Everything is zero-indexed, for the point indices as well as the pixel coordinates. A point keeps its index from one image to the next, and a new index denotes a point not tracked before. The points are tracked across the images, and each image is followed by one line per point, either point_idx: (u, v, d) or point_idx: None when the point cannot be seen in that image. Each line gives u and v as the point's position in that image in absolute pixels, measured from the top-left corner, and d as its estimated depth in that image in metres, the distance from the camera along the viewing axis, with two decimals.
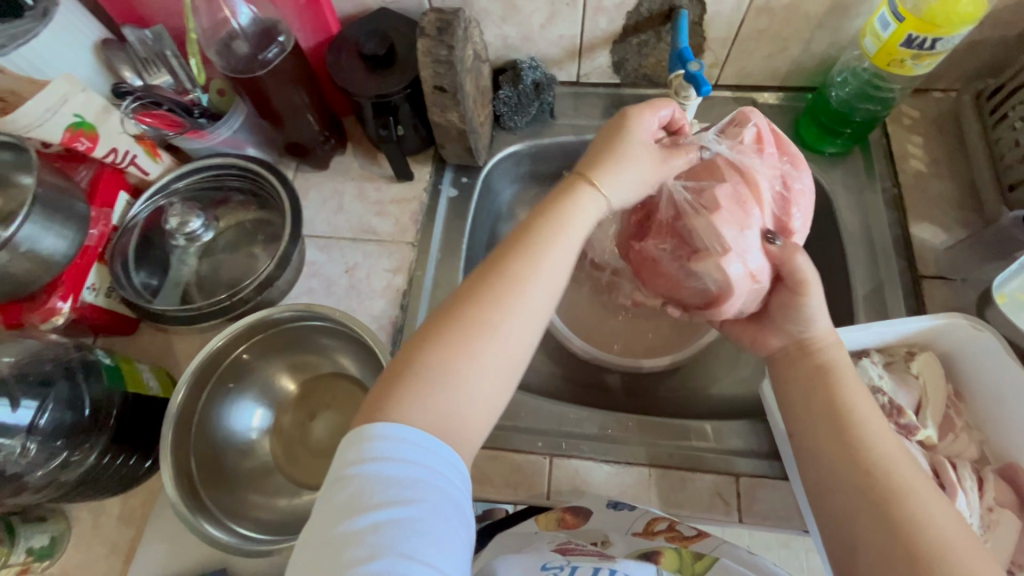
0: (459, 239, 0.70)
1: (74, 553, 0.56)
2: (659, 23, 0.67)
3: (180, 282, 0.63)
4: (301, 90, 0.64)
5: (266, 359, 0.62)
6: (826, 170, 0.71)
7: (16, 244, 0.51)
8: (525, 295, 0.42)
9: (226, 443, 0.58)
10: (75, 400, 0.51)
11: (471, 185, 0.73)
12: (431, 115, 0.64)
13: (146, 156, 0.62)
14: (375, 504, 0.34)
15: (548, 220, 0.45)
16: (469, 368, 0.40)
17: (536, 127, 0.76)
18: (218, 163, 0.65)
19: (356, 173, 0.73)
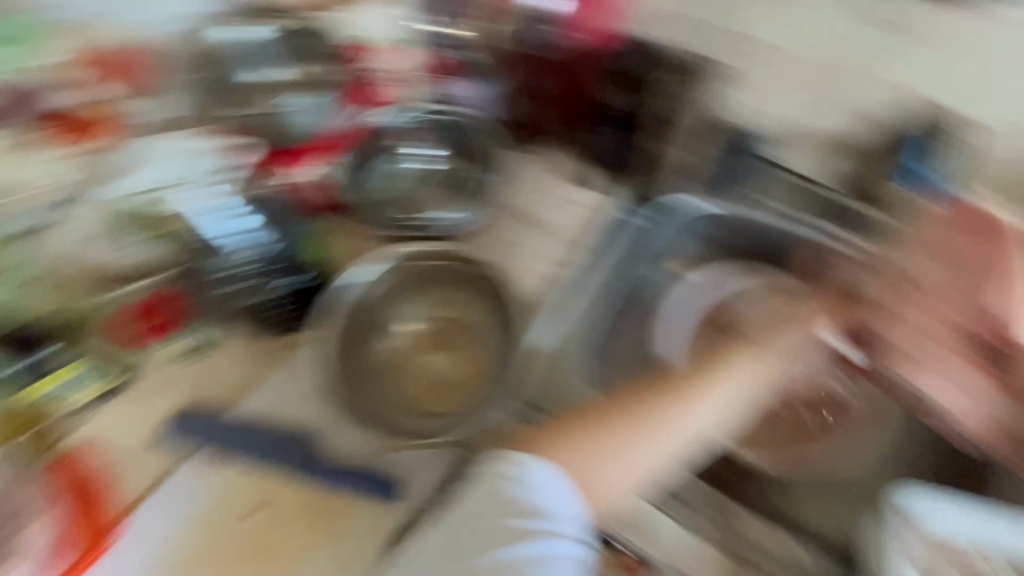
0: (626, 257, 0.67)
1: (216, 359, 0.66)
2: (915, 142, 0.67)
3: (379, 194, 0.71)
4: (552, 79, 0.74)
5: (431, 287, 0.69)
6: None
7: (290, 107, 0.70)
8: (680, 429, 0.59)
9: (371, 334, 0.67)
10: (284, 238, 0.67)
11: (664, 210, 0.68)
12: (653, 143, 0.73)
13: (408, 89, 0.74)
14: (511, 517, 0.55)
15: (712, 385, 0.61)
16: (622, 453, 0.58)
17: (754, 184, 0.70)
18: (459, 116, 0.73)
19: (553, 164, 0.74)
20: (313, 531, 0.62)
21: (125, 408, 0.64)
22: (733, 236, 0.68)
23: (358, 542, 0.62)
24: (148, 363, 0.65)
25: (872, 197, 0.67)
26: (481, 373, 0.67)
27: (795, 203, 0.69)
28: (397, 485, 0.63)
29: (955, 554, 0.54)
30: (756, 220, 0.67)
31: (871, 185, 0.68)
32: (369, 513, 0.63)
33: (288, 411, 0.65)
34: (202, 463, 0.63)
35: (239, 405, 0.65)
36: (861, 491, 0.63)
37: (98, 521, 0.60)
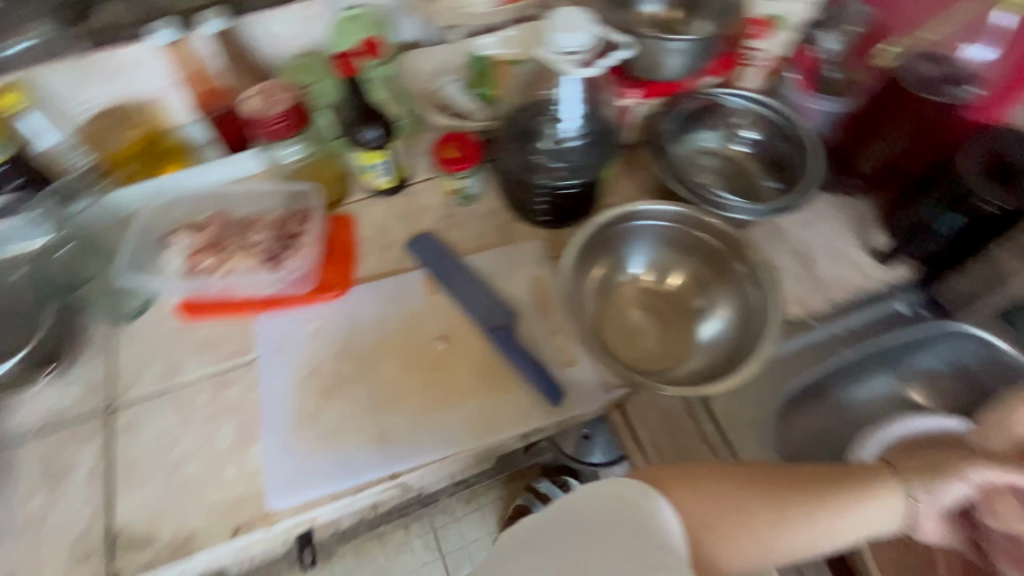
0: (870, 336, 0.73)
1: (479, 212, 0.80)
2: None
3: (683, 151, 0.80)
4: (904, 132, 0.71)
5: (687, 255, 0.70)
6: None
7: (666, 47, 0.70)
8: (841, 519, 0.44)
9: (604, 262, 0.70)
10: (590, 153, 0.71)
11: (922, 319, 0.74)
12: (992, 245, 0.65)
13: (757, 72, 0.80)
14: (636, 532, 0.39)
15: (871, 489, 0.45)
16: (760, 523, 0.44)
17: None
18: (795, 122, 0.76)
19: (846, 219, 0.79)
20: (473, 384, 0.67)
21: (412, 210, 0.82)
22: None
23: (502, 416, 0.65)
24: (432, 191, 0.82)
25: None
26: (678, 355, 0.68)
27: None
28: (562, 391, 0.65)
29: None
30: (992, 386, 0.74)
31: None
32: (524, 398, 0.66)
33: (509, 273, 0.75)
34: (429, 278, 0.75)
35: (469, 256, 0.77)
36: None
37: (348, 275, 0.75)
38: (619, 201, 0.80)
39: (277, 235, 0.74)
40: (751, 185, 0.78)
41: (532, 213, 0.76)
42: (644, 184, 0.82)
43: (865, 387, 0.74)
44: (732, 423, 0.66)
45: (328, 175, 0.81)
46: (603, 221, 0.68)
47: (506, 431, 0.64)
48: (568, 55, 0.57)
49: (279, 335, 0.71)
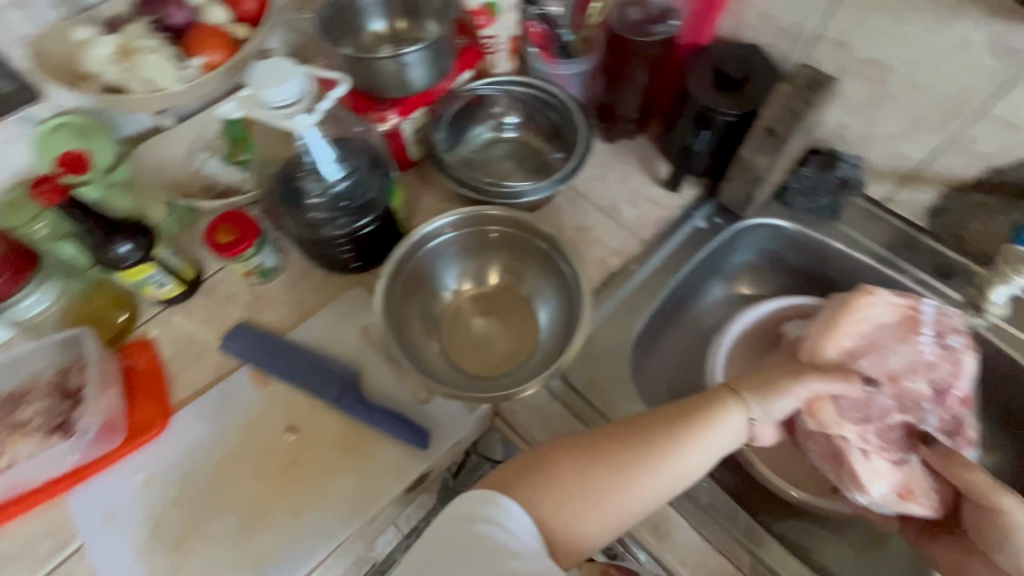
0: (685, 259, 0.79)
1: (289, 282, 0.75)
2: (1014, 196, 0.67)
3: (463, 155, 0.82)
4: (645, 71, 0.77)
5: (498, 249, 0.71)
6: (993, 432, 0.75)
7: (401, 61, 0.68)
8: (685, 457, 0.51)
9: (423, 287, 0.69)
10: (365, 186, 0.67)
11: (721, 228, 0.81)
12: (742, 149, 0.72)
13: (505, 53, 0.79)
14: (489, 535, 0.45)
15: (702, 422, 0.53)
16: (617, 483, 0.49)
17: (812, 218, 0.82)
18: (550, 91, 0.79)
19: (632, 162, 0.85)
20: (337, 462, 0.63)
21: (215, 305, 0.74)
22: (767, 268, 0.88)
23: (377, 481, 0.62)
24: (230, 278, 0.75)
25: (919, 250, 0.78)
26: (521, 343, 0.69)
27: (849, 242, 0.80)
28: (427, 431, 0.64)
29: None
30: (797, 260, 0.85)
31: (919, 242, 0.79)
32: (393, 453, 0.63)
33: (340, 332, 0.71)
34: (257, 371, 0.69)
35: (292, 331, 0.72)
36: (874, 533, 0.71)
37: (164, 403, 0.67)
38: (426, 219, 0.79)
39: (60, 397, 0.64)
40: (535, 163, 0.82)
41: (341, 263, 0.72)
42: (445, 194, 0.81)
43: (709, 298, 0.86)
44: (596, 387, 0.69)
45: (105, 305, 0.72)
46: (402, 250, 0.65)
47: (386, 494, 0.61)
48: (292, 112, 0.54)
49: (104, 503, 0.61)
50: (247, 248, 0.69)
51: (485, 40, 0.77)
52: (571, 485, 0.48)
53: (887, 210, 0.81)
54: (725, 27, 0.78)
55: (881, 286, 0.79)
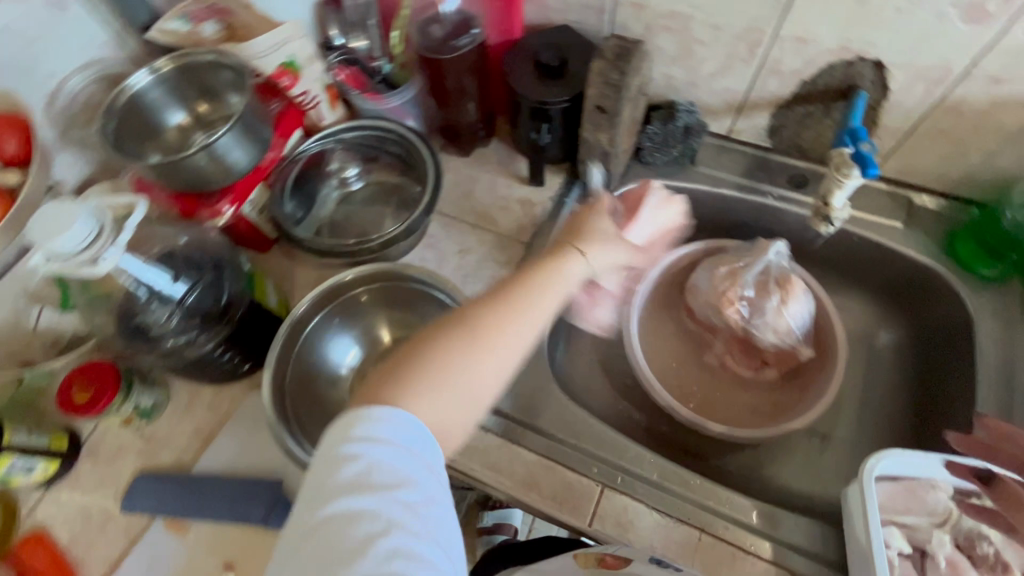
0: None
1: (178, 413, 0.69)
2: (832, 98, 0.71)
3: (318, 219, 0.78)
4: (472, 79, 0.76)
5: (375, 307, 0.69)
6: (889, 308, 0.81)
7: (213, 149, 0.62)
8: (537, 308, 0.50)
9: (316, 376, 0.65)
10: (216, 289, 0.62)
11: (595, 206, 0.82)
12: (583, 131, 0.72)
13: (326, 103, 0.75)
14: (368, 473, 0.39)
15: (545, 274, 0.52)
16: (479, 351, 0.46)
17: (673, 168, 0.84)
18: (383, 127, 0.77)
19: (492, 168, 0.84)
20: None
21: (102, 469, 0.66)
22: None
23: None
24: (110, 433, 0.68)
25: (773, 168, 0.82)
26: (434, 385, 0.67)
27: (712, 180, 0.83)
28: None
29: (937, 505, 0.53)
30: None
31: (771, 161, 0.83)
32: None
33: (251, 446, 0.66)
34: (172, 521, 0.63)
35: (198, 463, 0.66)
36: (815, 437, 0.77)
37: None
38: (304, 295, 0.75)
39: None
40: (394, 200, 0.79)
41: (229, 371, 0.67)
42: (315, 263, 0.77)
43: None
44: (525, 404, 0.68)
45: None
46: (277, 350, 0.62)
47: None
48: (96, 257, 0.50)
49: None
50: (109, 401, 0.63)
51: (298, 96, 0.73)
52: (432, 367, 0.44)
53: (735, 140, 0.84)
54: (532, 14, 0.78)
55: (752, 213, 0.83)
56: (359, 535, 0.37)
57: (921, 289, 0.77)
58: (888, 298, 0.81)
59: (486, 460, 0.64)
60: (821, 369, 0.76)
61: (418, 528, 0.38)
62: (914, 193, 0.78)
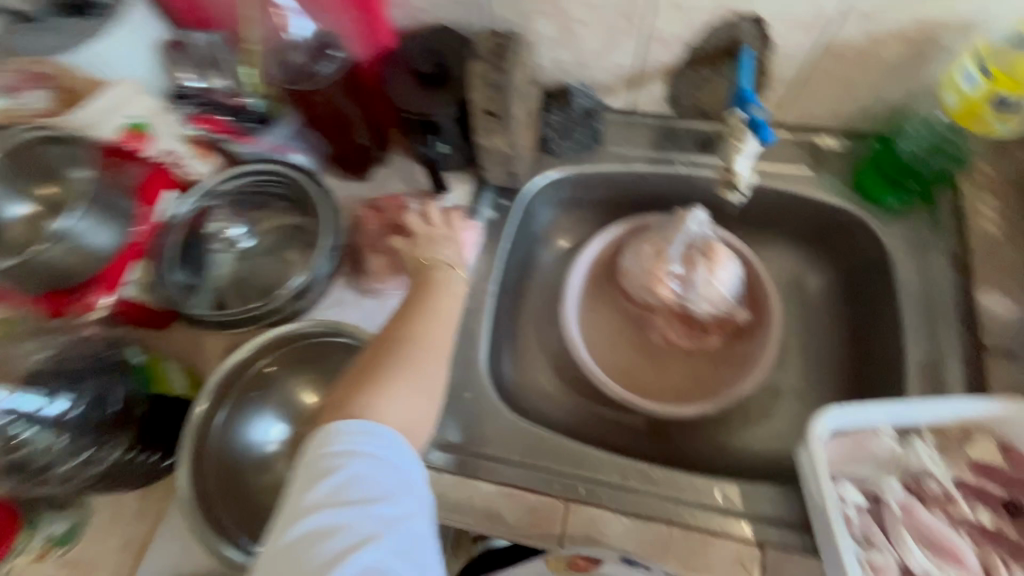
0: (495, 257, 0.76)
1: (99, 531, 0.62)
2: (720, 59, 0.70)
3: (214, 285, 0.69)
4: (351, 102, 0.70)
5: (290, 371, 0.63)
6: (814, 252, 0.82)
7: (68, 236, 0.56)
8: (444, 303, 0.57)
9: (242, 462, 0.60)
10: (103, 396, 0.56)
11: (510, 208, 0.78)
12: (478, 137, 0.68)
13: (194, 156, 0.69)
14: (346, 493, 0.41)
15: (440, 273, 0.60)
16: (406, 355, 0.51)
17: (582, 152, 0.81)
18: (262, 168, 0.71)
19: (396, 188, 0.78)
20: None
21: None
22: (574, 212, 0.88)
23: None
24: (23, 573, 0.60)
25: (679, 135, 0.81)
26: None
27: (622, 159, 0.81)
28: None
29: (883, 451, 0.54)
30: (595, 194, 0.85)
31: (676, 128, 0.81)
32: None
33: (188, 550, 0.60)
34: None
35: None
36: (767, 394, 0.79)
37: None
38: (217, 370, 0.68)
39: None
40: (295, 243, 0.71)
41: (148, 472, 0.61)
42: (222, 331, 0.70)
43: (539, 273, 0.87)
44: (477, 432, 0.66)
45: None
46: (189, 452, 0.57)
47: None
48: None
49: None
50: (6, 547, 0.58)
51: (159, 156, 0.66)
52: (383, 375, 0.49)
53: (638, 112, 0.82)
54: (400, 18, 0.72)
55: (667, 184, 0.81)
56: (331, 546, 0.40)
57: (839, 229, 0.78)
58: (811, 241, 0.82)
59: (447, 504, 0.61)
60: (763, 325, 0.77)
61: (392, 541, 0.41)
62: (818, 134, 0.77)
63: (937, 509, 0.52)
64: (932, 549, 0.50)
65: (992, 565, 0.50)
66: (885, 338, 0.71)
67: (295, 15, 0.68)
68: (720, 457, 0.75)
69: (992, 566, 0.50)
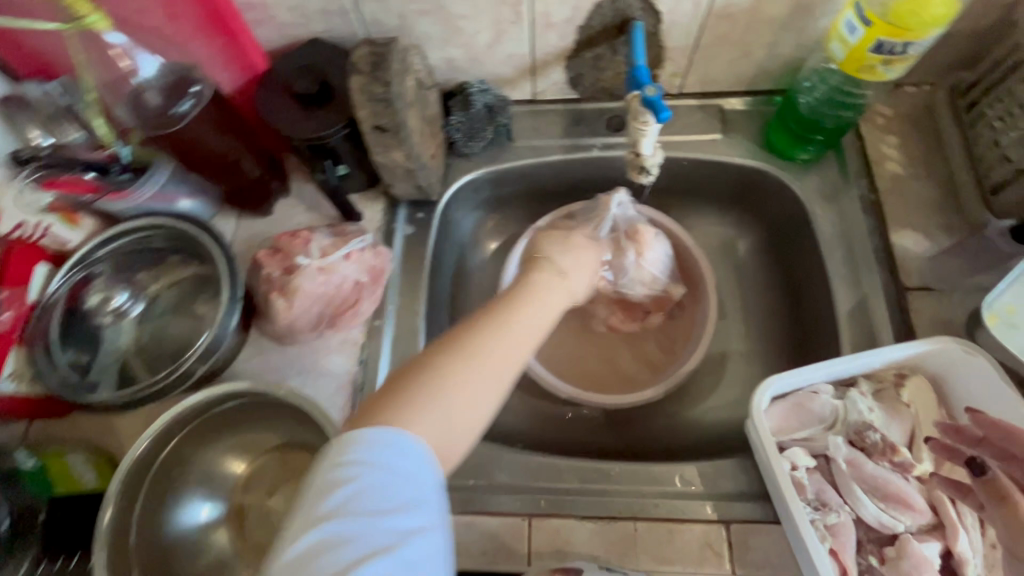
0: (420, 275, 0.72)
1: None
2: (613, 36, 0.68)
3: (112, 359, 0.64)
4: (232, 137, 0.64)
5: (210, 442, 0.59)
6: (738, 214, 0.83)
7: None
8: (518, 323, 0.48)
9: (174, 547, 0.56)
10: None
11: (428, 221, 0.74)
12: (375, 156, 0.64)
13: (62, 224, 0.62)
14: (354, 501, 0.36)
15: (527, 289, 0.52)
16: (468, 373, 0.43)
17: (493, 151, 0.78)
18: (142, 224, 0.64)
19: (303, 218, 0.73)
20: None
21: None
22: (498, 211, 0.85)
23: None
24: None
25: (588, 118, 0.79)
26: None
27: (535, 151, 0.78)
28: None
29: (825, 410, 0.55)
30: (515, 190, 0.82)
31: (584, 111, 0.79)
32: None
33: None
34: None
35: None
36: (714, 363, 0.79)
37: None
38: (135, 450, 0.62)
39: None
40: (195, 298, 0.67)
41: None
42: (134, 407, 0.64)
43: (473, 280, 0.84)
44: None
45: None
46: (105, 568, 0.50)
47: None
48: None
49: None
50: None
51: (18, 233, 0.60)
52: (443, 383, 0.42)
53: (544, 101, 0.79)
54: (270, 38, 0.66)
55: (586, 169, 0.79)
56: (330, 565, 0.33)
57: (757, 189, 0.78)
58: (734, 204, 0.82)
59: None
60: (701, 299, 0.76)
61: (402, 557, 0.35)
62: (722, 99, 0.77)
63: (881, 459, 0.53)
64: (882, 497, 0.51)
65: (939, 503, 0.51)
66: (813, 291, 0.72)
67: (136, 51, 0.59)
68: (679, 434, 0.75)
69: (939, 504, 0.51)
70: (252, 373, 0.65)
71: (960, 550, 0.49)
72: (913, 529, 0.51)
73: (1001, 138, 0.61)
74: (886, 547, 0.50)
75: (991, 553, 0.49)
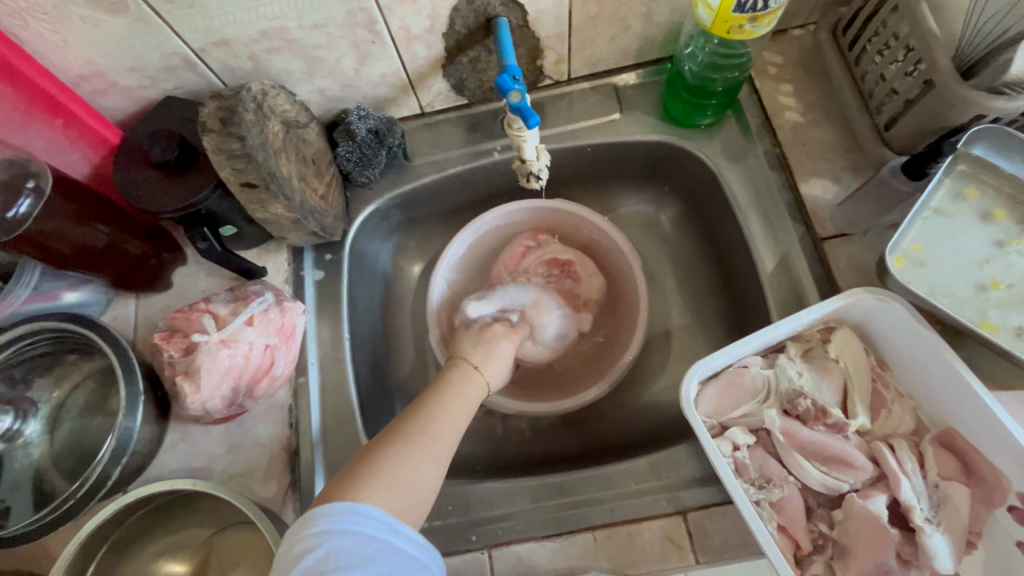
0: (339, 319, 0.69)
1: None
2: (482, 37, 0.64)
3: (21, 480, 0.60)
4: (99, 224, 0.60)
5: (144, 539, 0.58)
6: (657, 187, 0.81)
7: None
8: (448, 413, 0.55)
9: None
10: None
11: (337, 261, 0.71)
12: (254, 212, 0.60)
13: None
14: (321, 560, 0.40)
15: (446, 382, 0.60)
16: (405, 462, 0.49)
17: (394, 173, 0.74)
18: (19, 333, 0.60)
19: (203, 284, 0.69)
20: None
21: None
22: (415, 232, 0.81)
23: None
24: None
25: (483, 122, 0.75)
26: (270, 561, 0.56)
27: (436, 165, 0.74)
28: None
29: (756, 384, 0.54)
30: (426, 209, 0.79)
31: (478, 114, 0.75)
32: None
33: None
34: None
35: None
36: (659, 344, 0.78)
37: None
38: None
39: None
40: (97, 397, 0.63)
41: None
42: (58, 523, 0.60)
43: (403, 308, 0.81)
44: None
45: None
46: None
47: None
48: None
49: None
50: None
51: None
52: (387, 470, 0.48)
53: (434, 112, 0.76)
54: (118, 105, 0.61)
55: (492, 174, 0.77)
56: None
57: (668, 162, 0.76)
58: (649, 179, 0.81)
59: None
60: (635, 287, 0.76)
61: None
62: (615, 76, 0.75)
63: (817, 424, 0.53)
64: (824, 461, 0.52)
65: (880, 456, 0.52)
66: (736, 255, 0.71)
67: None
68: (636, 420, 0.74)
69: (880, 457, 0.52)
70: (179, 460, 0.62)
71: (907, 497, 0.50)
72: (858, 486, 0.51)
73: (886, 72, 0.60)
74: (834, 510, 0.51)
75: (936, 493, 0.51)
